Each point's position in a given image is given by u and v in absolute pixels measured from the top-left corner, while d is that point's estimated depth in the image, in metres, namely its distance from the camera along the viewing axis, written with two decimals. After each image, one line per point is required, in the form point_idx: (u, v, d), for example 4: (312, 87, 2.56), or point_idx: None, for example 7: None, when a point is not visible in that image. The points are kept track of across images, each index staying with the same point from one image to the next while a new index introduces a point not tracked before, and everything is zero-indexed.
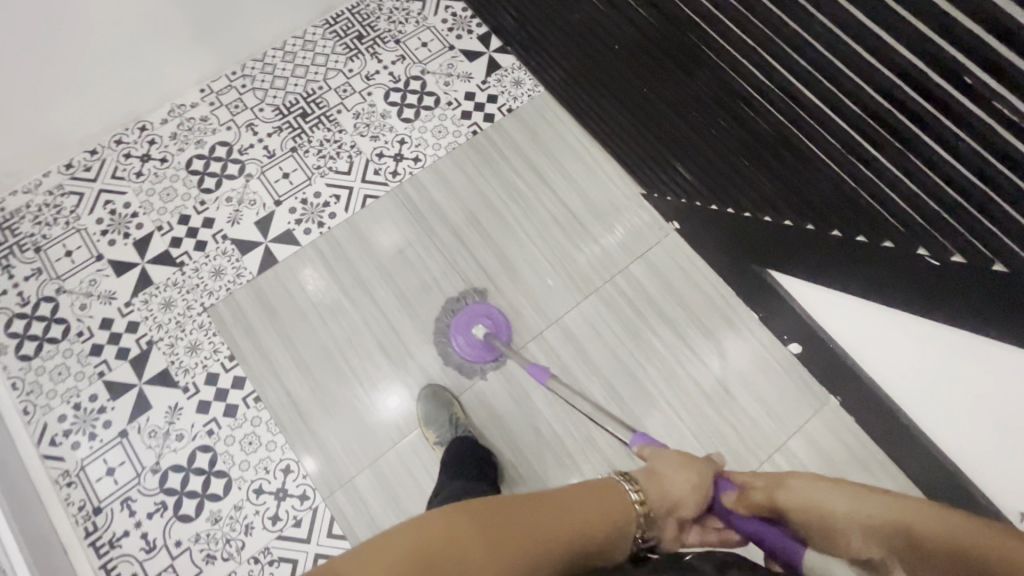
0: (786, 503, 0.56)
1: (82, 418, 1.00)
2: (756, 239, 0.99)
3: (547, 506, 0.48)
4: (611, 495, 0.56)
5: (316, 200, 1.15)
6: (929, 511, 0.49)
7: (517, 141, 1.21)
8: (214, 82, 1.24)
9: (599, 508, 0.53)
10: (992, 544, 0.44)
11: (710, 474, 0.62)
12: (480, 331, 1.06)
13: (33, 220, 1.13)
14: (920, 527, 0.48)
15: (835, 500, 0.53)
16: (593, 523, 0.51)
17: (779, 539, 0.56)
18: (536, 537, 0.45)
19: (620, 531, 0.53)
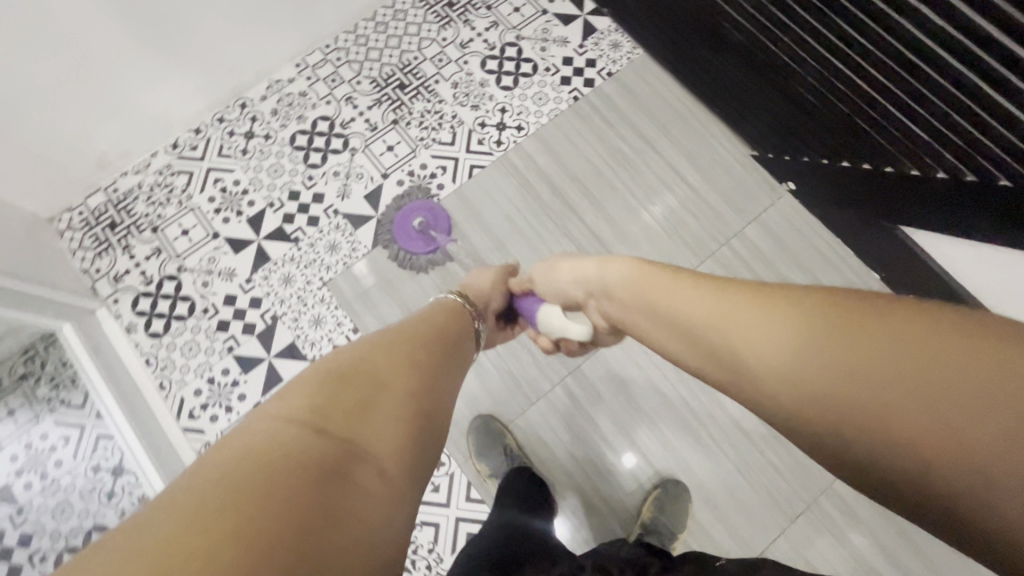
0: (821, 336, 0.40)
1: (217, 392, 1.03)
2: (886, 194, 0.96)
3: (422, 322, 0.63)
4: (449, 309, 0.70)
5: (422, 171, 1.15)
6: (786, 302, 0.43)
7: (619, 105, 1.19)
8: (310, 56, 1.23)
9: (426, 319, 0.65)
10: (838, 337, 0.39)
11: (503, 271, 0.83)
12: (418, 223, 1.10)
13: (146, 201, 1.14)
14: (910, 384, 0.36)
15: (848, 345, 0.38)
16: (428, 331, 0.61)
17: (533, 304, 0.79)
18: (417, 354, 0.55)
19: (450, 327, 0.66)
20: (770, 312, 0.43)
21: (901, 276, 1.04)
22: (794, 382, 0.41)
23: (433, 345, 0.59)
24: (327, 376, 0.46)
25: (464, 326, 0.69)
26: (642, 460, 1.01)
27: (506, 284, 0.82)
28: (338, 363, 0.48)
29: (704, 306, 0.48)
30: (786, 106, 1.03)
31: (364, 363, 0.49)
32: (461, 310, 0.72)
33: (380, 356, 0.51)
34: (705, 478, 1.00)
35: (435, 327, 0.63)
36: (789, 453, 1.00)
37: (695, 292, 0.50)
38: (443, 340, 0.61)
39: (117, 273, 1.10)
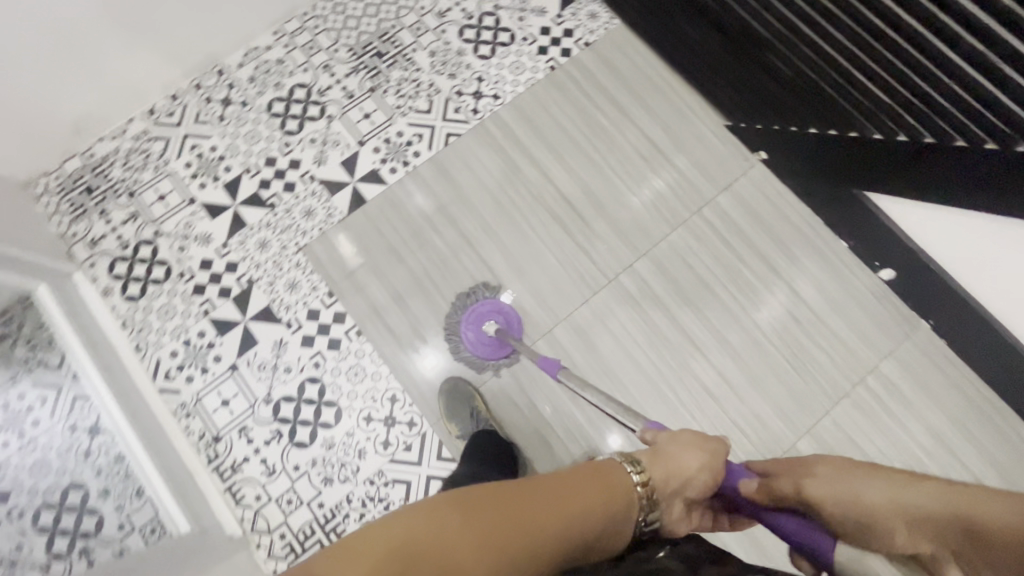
0: (912, 493, 0.52)
1: (192, 353, 1.04)
2: (852, 161, 0.98)
3: (559, 484, 0.52)
4: (613, 476, 0.57)
5: (399, 139, 1.16)
6: (879, 474, 0.56)
7: (596, 74, 1.19)
8: (287, 24, 1.23)
9: (591, 486, 0.54)
10: (922, 490, 0.52)
11: (723, 456, 0.64)
12: (492, 328, 1.02)
13: (122, 166, 1.15)
14: (957, 499, 0.50)
15: (921, 493, 0.52)
16: (577, 505, 0.51)
17: (802, 532, 0.57)
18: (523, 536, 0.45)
19: (596, 505, 0.52)
20: (868, 479, 0.55)
21: (867, 244, 1.05)
22: (918, 521, 0.50)
23: (552, 536, 0.47)
24: (424, 530, 0.42)
25: (627, 501, 0.56)
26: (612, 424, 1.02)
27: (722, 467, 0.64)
28: (450, 512, 0.44)
29: (825, 482, 0.57)
30: (759, 74, 1.04)
31: (441, 530, 0.42)
32: (628, 474, 0.58)
33: (468, 529, 0.43)
34: None
35: (569, 497, 0.51)
36: (755, 415, 1.02)
37: (813, 477, 0.58)
38: (569, 527, 0.49)
39: (94, 237, 1.11)
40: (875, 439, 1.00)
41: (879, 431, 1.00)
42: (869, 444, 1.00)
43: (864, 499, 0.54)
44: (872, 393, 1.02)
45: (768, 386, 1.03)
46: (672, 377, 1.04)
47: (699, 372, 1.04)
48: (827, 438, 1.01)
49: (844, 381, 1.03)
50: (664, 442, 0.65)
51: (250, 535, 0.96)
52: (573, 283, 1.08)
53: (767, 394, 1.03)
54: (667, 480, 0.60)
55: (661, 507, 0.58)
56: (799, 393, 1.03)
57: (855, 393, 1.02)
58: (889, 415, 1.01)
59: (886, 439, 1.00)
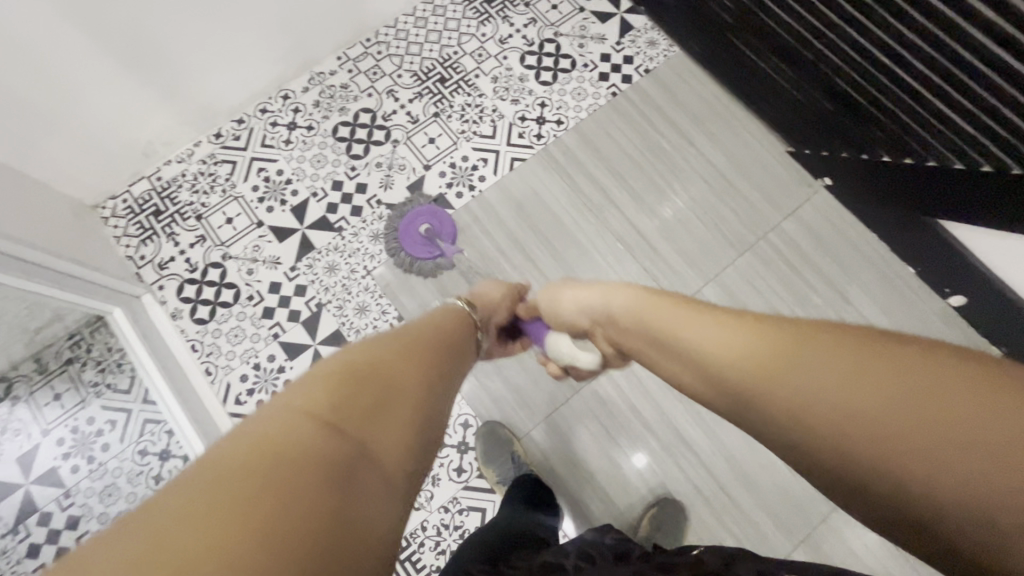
0: (811, 382, 0.40)
1: (263, 377, 1.04)
2: (924, 190, 0.99)
3: (426, 327, 0.61)
4: (452, 319, 0.67)
5: (464, 163, 1.17)
6: (767, 343, 0.44)
7: (657, 101, 1.21)
8: (351, 49, 1.24)
9: (436, 324, 0.63)
10: (803, 376, 0.41)
11: (517, 291, 0.80)
12: (424, 228, 1.11)
13: (189, 189, 1.15)
14: (900, 424, 0.36)
15: (822, 375, 0.40)
16: (456, 339, 0.63)
17: (539, 330, 0.76)
18: (432, 362, 0.53)
19: (460, 336, 0.65)
20: (711, 329, 0.48)
21: (936, 270, 1.06)
22: (786, 403, 0.42)
23: (442, 354, 0.57)
24: (325, 380, 0.42)
25: (469, 336, 0.67)
26: (685, 449, 1.02)
27: (514, 304, 0.79)
28: (337, 363, 0.45)
29: (717, 343, 0.47)
30: (827, 103, 1.05)
31: (372, 355, 0.48)
32: (467, 316, 0.70)
33: (387, 353, 0.50)
34: (747, 465, 1.01)
35: (438, 331, 0.61)
36: None
37: (697, 327, 0.50)
38: (448, 346, 0.60)
39: (162, 260, 1.11)
40: None
41: None
42: None
43: (747, 361, 0.45)
44: None
45: None
46: None
47: None
48: None
49: None
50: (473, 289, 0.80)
51: None
52: None
53: None
54: (486, 307, 0.75)
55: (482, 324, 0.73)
56: None
57: None
58: None
59: None
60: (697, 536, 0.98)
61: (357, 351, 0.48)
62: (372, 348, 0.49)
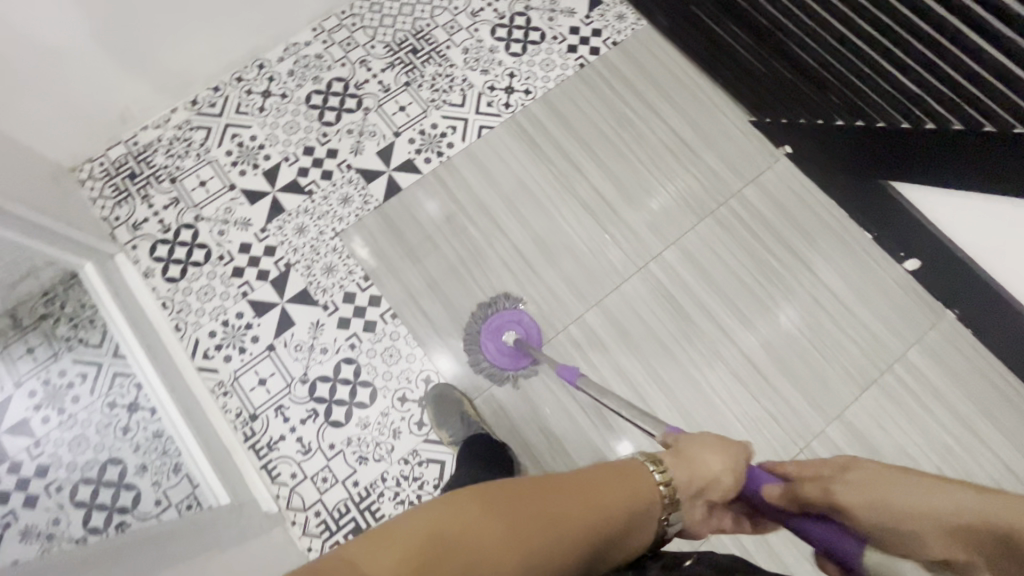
0: (855, 488, 0.48)
1: (231, 333, 1.06)
2: (877, 152, 1.01)
3: (592, 476, 0.51)
4: (635, 478, 0.53)
5: (433, 130, 1.19)
6: (825, 466, 0.52)
7: (623, 72, 1.23)
8: (326, 21, 1.27)
9: (614, 477, 0.52)
10: (859, 482, 0.48)
11: (742, 458, 0.58)
12: (510, 339, 1.05)
13: (165, 153, 1.18)
14: (947, 498, 0.43)
15: (864, 486, 0.47)
16: (622, 499, 0.50)
17: (830, 536, 0.49)
18: (561, 542, 0.44)
19: (631, 496, 0.51)
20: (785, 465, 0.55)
21: (891, 235, 1.08)
22: (856, 514, 0.47)
23: (589, 531, 0.46)
24: (471, 520, 0.41)
25: (650, 498, 0.52)
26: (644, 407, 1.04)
27: (741, 467, 0.57)
28: (469, 500, 0.43)
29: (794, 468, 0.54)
30: (786, 71, 1.07)
31: (488, 529, 0.41)
32: (651, 475, 0.54)
33: (508, 527, 0.42)
34: (703, 423, 1.03)
35: (613, 493, 0.50)
36: (785, 402, 1.04)
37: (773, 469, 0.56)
38: (607, 522, 0.48)
39: (136, 221, 1.14)
40: (903, 425, 1.02)
41: (907, 416, 1.02)
42: (897, 430, 1.01)
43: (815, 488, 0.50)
44: (900, 380, 1.04)
45: (796, 373, 1.05)
46: (701, 361, 1.06)
47: (729, 358, 1.06)
48: (855, 424, 1.02)
49: (870, 368, 1.05)
50: (682, 443, 0.60)
51: (286, 512, 0.97)
52: (602, 270, 1.11)
53: (796, 381, 1.05)
54: (690, 482, 0.55)
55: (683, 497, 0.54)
56: (826, 377, 1.05)
57: (883, 380, 1.04)
58: (917, 402, 1.02)
59: (914, 424, 1.02)
60: None
61: (495, 497, 0.44)
62: (494, 498, 0.44)
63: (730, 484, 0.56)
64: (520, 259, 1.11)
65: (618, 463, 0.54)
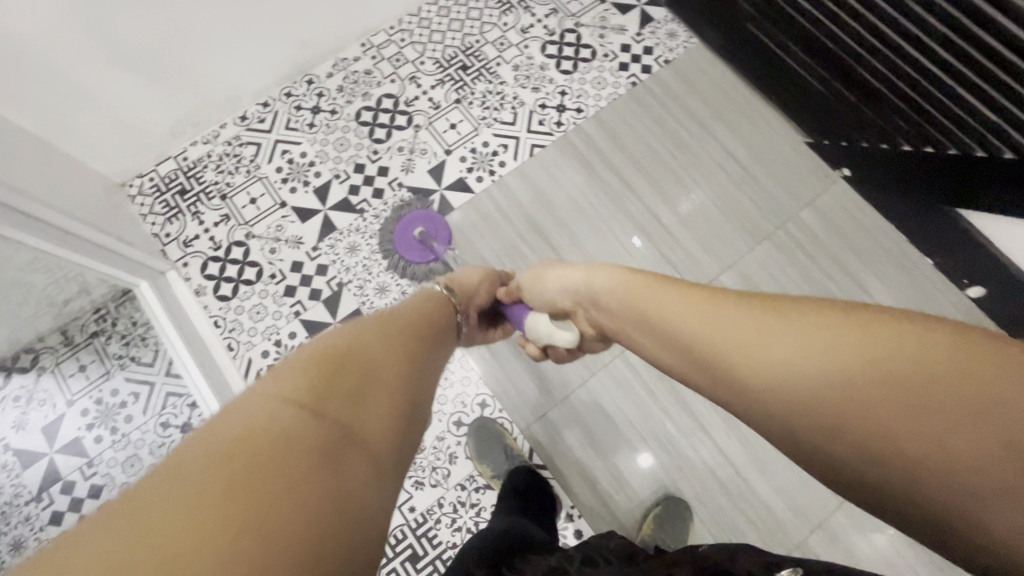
0: (829, 361, 0.38)
1: (284, 354, 1.06)
2: (944, 177, 0.99)
3: (399, 314, 0.55)
4: (429, 303, 0.62)
5: (485, 149, 1.18)
6: (789, 331, 0.41)
7: (676, 91, 1.22)
8: (375, 36, 1.26)
9: (415, 310, 0.58)
10: (846, 369, 0.37)
11: (496, 276, 0.76)
12: (418, 233, 1.11)
13: (215, 169, 1.18)
14: (933, 409, 0.35)
15: (833, 362, 0.38)
16: (429, 321, 0.57)
17: (520, 311, 0.73)
18: (407, 343, 0.49)
19: (440, 320, 0.60)
20: (724, 323, 0.45)
21: (955, 260, 1.06)
22: (820, 408, 0.38)
23: (419, 340, 0.51)
24: (348, 347, 0.42)
25: (449, 318, 0.64)
26: (701, 434, 1.02)
27: (494, 288, 0.75)
28: (335, 339, 0.43)
29: (726, 330, 0.44)
30: (848, 93, 1.05)
31: (363, 348, 0.43)
32: (445, 306, 0.64)
33: (377, 346, 0.45)
34: (763, 452, 1.01)
35: (417, 319, 0.56)
36: None
37: (716, 314, 0.46)
38: (423, 330, 0.54)
39: (186, 238, 1.13)
40: None
41: None
42: None
43: (773, 360, 0.41)
44: None
45: None
46: None
47: None
48: None
49: None
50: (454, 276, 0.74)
51: None
52: None
53: None
54: (468, 295, 0.71)
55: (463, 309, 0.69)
56: None
57: None
58: None
59: None
60: (711, 520, 0.98)
61: (355, 334, 0.45)
62: (354, 333, 0.45)
63: (483, 300, 0.74)
64: None
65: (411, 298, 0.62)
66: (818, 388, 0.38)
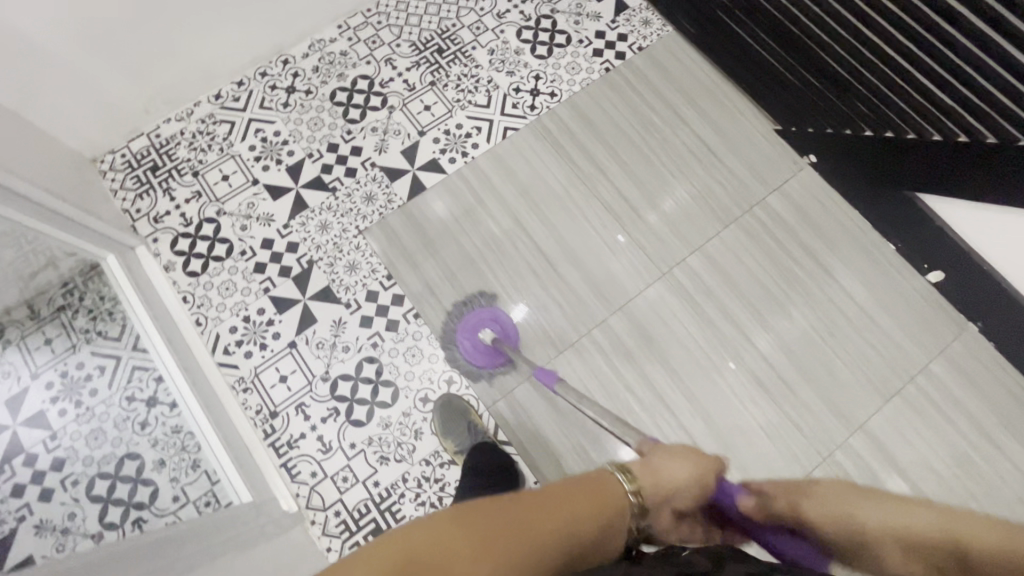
0: (834, 503, 0.53)
1: (252, 330, 1.06)
2: (906, 162, 1.01)
3: (563, 502, 0.46)
4: (613, 486, 0.52)
5: (458, 131, 1.19)
6: (826, 485, 0.55)
7: (649, 77, 1.23)
8: (351, 18, 1.27)
9: (597, 498, 0.49)
10: (841, 502, 0.53)
11: (711, 467, 0.59)
12: (487, 337, 1.03)
13: (187, 146, 1.18)
14: (928, 521, 0.46)
15: (845, 500, 0.53)
16: (596, 523, 0.47)
17: (802, 550, 0.56)
18: (531, 563, 0.40)
19: (613, 518, 0.49)
20: (784, 482, 0.59)
21: (916, 245, 1.08)
22: (847, 523, 0.51)
23: (555, 560, 0.41)
24: (444, 552, 0.36)
25: (623, 513, 0.51)
26: (667, 414, 1.03)
27: (704, 485, 0.58)
28: (447, 530, 0.37)
29: (791, 487, 0.57)
30: (814, 80, 1.07)
31: (467, 565, 0.36)
32: (617, 483, 0.53)
33: (486, 568, 0.37)
34: (726, 431, 1.03)
35: (581, 517, 0.46)
36: (808, 409, 1.03)
37: (780, 484, 0.59)
38: (573, 541, 0.44)
39: (157, 214, 1.14)
40: (925, 435, 1.01)
41: (928, 427, 1.02)
42: (917, 440, 1.01)
43: (821, 509, 0.54)
44: (922, 391, 1.03)
45: (821, 382, 1.05)
46: (724, 365, 1.06)
47: (752, 364, 1.06)
48: (877, 434, 1.02)
49: (892, 378, 1.05)
50: (651, 454, 0.60)
51: (306, 511, 0.97)
52: (624, 272, 1.11)
53: (819, 389, 1.04)
54: (660, 494, 0.55)
55: (655, 526, 0.56)
56: (850, 386, 1.04)
57: (906, 391, 1.04)
58: (939, 413, 1.02)
59: (936, 435, 1.01)
60: None
61: (472, 524, 0.38)
62: (467, 521, 0.39)
63: (692, 499, 0.58)
64: (545, 260, 1.11)
65: (594, 471, 0.54)
66: (840, 513, 0.52)
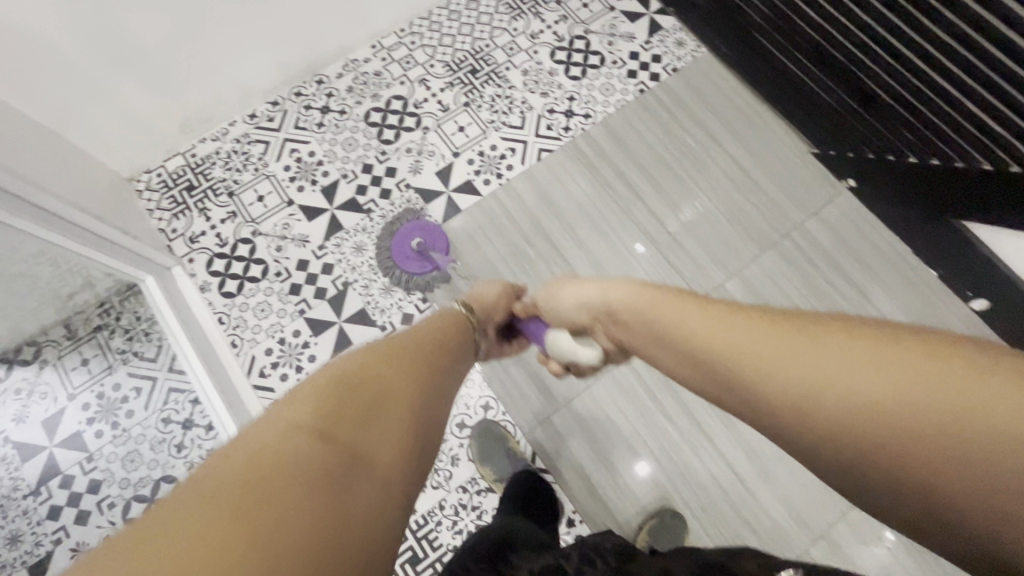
0: (869, 386, 0.38)
1: (288, 352, 1.05)
2: (951, 190, 1.00)
3: (417, 336, 0.58)
4: (451, 323, 0.66)
5: (492, 152, 1.19)
6: (841, 352, 0.40)
7: (684, 99, 1.23)
8: (385, 38, 1.27)
9: (442, 329, 0.62)
10: (873, 381, 0.38)
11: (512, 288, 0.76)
12: (416, 243, 1.10)
13: (223, 166, 1.18)
14: (982, 432, 0.35)
15: (872, 382, 0.38)
16: (448, 348, 0.60)
17: (537, 326, 0.73)
18: (420, 371, 0.51)
19: (457, 342, 0.63)
20: (770, 333, 0.43)
21: (959, 272, 1.07)
22: (869, 426, 0.38)
23: (435, 370, 0.53)
24: (359, 375, 0.45)
25: (464, 337, 0.66)
26: (705, 441, 1.02)
27: (509, 303, 0.75)
28: (348, 369, 0.45)
29: (787, 356, 0.41)
30: (854, 104, 1.06)
31: (375, 373, 0.46)
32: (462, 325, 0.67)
33: (386, 371, 0.47)
34: (766, 459, 1.01)
35: (440, 347, 0.58)
36: None
37: (775, 339, 0.43)
38: (439, 356, 0.56)
39: (193, 234, 1.14)
40: None
41: None
42: None
43: (816, 387, 0.40)
44: None
45: None
46: None
47: None
48: None
49: None
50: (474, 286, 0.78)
51: None
52: None
53: None
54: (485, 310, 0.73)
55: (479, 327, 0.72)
56: None
57: None
58: None
59: None
60: (713, 527, 0.98)
61: (362, 361, 0.47)
62: (359, 359, 0.47)
63: (497, 312, 0.74)
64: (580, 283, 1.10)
65: (430, 317, 0.66)
66: (852, 403, 0.38)
